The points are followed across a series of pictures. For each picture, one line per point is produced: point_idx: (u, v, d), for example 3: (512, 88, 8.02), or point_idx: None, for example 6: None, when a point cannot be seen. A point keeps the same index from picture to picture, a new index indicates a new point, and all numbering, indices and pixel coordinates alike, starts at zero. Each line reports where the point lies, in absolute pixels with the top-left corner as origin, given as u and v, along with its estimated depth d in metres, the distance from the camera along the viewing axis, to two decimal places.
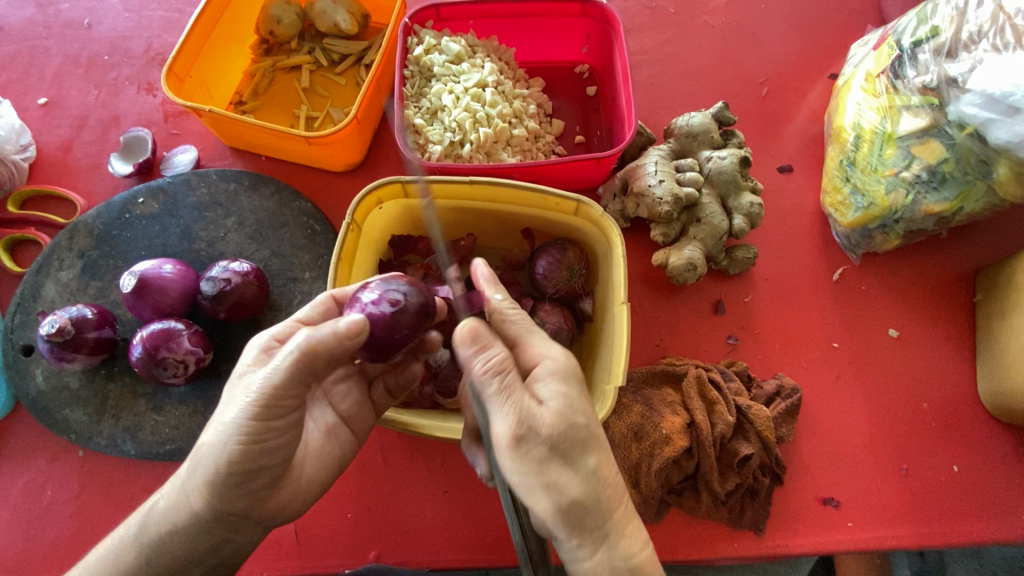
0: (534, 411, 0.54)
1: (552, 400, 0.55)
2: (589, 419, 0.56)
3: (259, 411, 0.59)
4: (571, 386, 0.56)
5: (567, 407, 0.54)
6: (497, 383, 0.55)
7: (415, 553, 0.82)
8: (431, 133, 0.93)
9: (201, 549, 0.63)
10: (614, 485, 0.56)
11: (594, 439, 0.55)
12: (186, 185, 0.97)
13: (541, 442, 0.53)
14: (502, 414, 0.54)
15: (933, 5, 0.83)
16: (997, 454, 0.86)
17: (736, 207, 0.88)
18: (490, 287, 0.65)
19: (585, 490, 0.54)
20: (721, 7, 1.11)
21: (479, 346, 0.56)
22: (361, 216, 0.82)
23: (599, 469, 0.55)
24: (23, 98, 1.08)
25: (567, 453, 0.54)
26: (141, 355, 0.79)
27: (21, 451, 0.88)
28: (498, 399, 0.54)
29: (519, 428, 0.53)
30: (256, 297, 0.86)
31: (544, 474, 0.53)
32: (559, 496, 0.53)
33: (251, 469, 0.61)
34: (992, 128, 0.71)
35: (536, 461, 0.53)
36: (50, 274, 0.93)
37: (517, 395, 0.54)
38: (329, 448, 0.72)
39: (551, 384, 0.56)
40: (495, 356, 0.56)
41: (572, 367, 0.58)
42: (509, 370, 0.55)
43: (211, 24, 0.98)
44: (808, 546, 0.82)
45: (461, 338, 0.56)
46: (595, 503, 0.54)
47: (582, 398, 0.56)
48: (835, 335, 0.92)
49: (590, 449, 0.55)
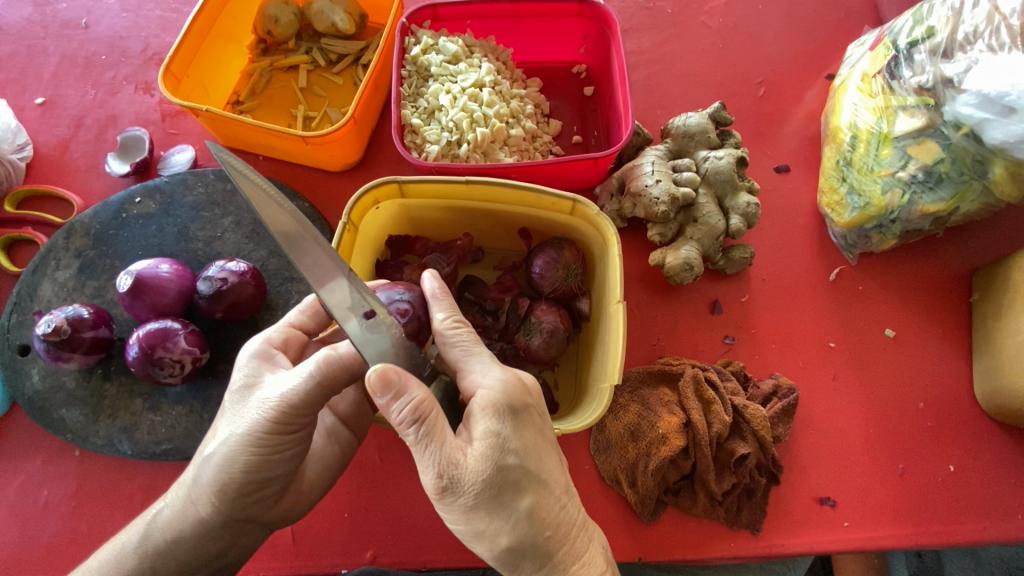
0: (458, 461, 0.52)
1: (479, 443, 0.53)
2: (523, 457, 0.54)
3: (275, 426, 0.59)
4: (503, 426, 0.54)
5: (494, 449, 0.53)
6: (415, 434, 0.53)
7: (412, 553, 0.82)
8: (428, 133, 0.92)
9: (210, 552, 0.64)
10: (554, 522, 0.56)
11: (528, 478, 0.54)
12: (183, 185, 0.97)
13: (467, 491, 0.52)
14: (424, 465, 0.53)
15: (929, 5, 0.83)
16: (993, 454, 0.86)
17: (733, 208, 0.88)
18: (436, 306, 0.64)
19: (517, 533, 0.54)
20: (719, 8, 1.11)
21: (393, 394, 0.51)
22: (358, 216, 0.82)
23: (534, 511, 0.54)
24: (20, 98, 1.08)
25: (497, 499, 0.53)
26: (137, 355, 0.79)
27: (18, 451, 0.88)
28: (418, 448, 0.53)
29: (441, 481, 0.52)
30: (253, 296, 0.86)
31: (474, 520, 0.54)
32: (492, 540, 0.54)
33: (263, 479, 0.62)
34: (988, 128, 0.71)
35: (465, 509, 0.53)
36: (47, 274, 0.93)
37: (439, 442, 0.53)
38: (331, 450, 0.72)
39: (480, 426, 0.54)
40: (408, 404, 0.52)
41: (505, 400, 0.55)
42: (426, 416, 0.52)
43: (209, 23, 0.98)
44: (804, 546, 0.82)
45: (371, 388, 0.51)
46: (531, 544, 0.55)
47: (517, 433, 0.54)
48: (832, 335, 0.92)
49: (524, 490, 0.54)
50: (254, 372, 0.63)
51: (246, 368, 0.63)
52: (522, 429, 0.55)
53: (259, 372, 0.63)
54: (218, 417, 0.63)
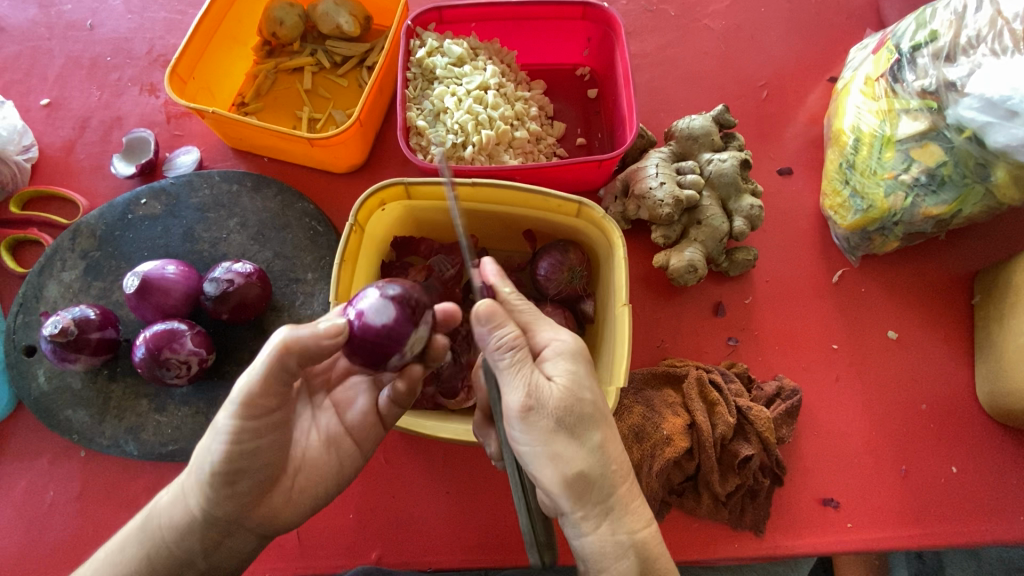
0: (544, 386, 0.56)
1: (562, 377, 0.57)
2: (596, 395, 0.58)
3: (240, 411, 0.60)
4: (580, 365, 0.59)
5: (575, 382, 0.57)
6: (510, 358, 0.57)
7: (417, 553, 0.83)
8: (433, 135, 0.93)
9: (191, 550, 0.62)
10: (619, 460, 0.58)
11: (600, 414, 0.58)
12: (189, 186, 0.98)
13: (552, 414, 0.55)
14: (513, 387, 0.56)
15: (932, 9, 0.83)
16: (995, 455, 0.87)
17: (736, 210, 0.89)
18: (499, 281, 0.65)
19: (589, 461, 0.56)
20: (722, 11, 1.12)
21: (492, 323, 0.57)
22: (364, 217, 0.83)
23: (604, 444, 0.57)
24: (25, 99, 1.08)
25: (573, 428, 0.56)
26: (144, 356, 0.79)
27: (23, 451, 0.88)
28: (510, 373, 0.57)
29: (530, 401, 0.55)
30: (259, 297, 0.86)
31: (554, 443, 0.56)
32: (565, 466, 0.56)
33: (237, 469, 0.61)
34: (991, 131, 0.72)
35: (545, 431, 0.56)
36: (52, 275, 0.93)
37: (528, 369, 0.57)
38: (328, 458, 0.71)
39: (560, 364, 0.59)
40: (508, 333, 0.58)
41: (580, 350, 0.60)
42: (521, 347, 0.58)
43: (214, 25, 0.98)
44: (808, 547, 0.82)
45: (477, 316, 0.57)
46: (600, 474, 0.57)
47: (591, 375, 0.59)
48: (835, 337, 0.92)
49: (597, 424, 0.58)
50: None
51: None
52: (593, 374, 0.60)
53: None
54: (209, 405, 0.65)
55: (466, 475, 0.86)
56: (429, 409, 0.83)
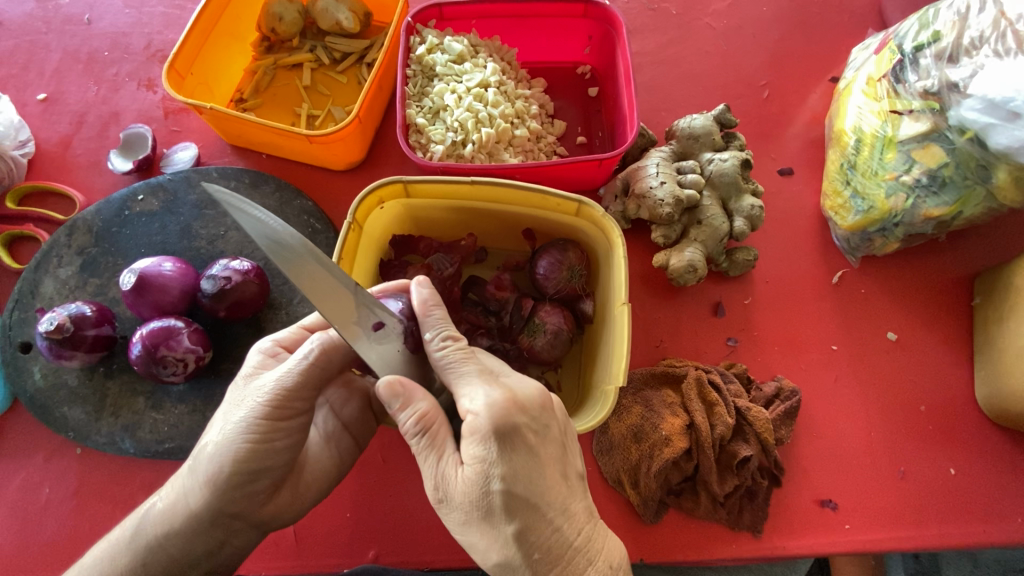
0: (452, 475, 0.54)
1: (468, 464, 0.53)
2: (509, 482, 0.52)
3: (271, 410, 0.60)
4: (487, 449, 0.52)
5: (478, 472, 0.52)
6: (418, 443, 0.56)
7: (415, 553, 0.82)
8: (432, 133, 0.92)
9: (199, 549, 0.62)
10: (546, 546, 0.54)
11: (517, 503, 0.53)
12: (186, 183, 0.97)
13: (458, 506, 0.54)
14: (425, 474, 0.56)
15: (934, 10, 0.83)
16: (993, 456, 0.87)
17: (737, 210, 0.88)
18: (422, 323, 0.61)
19: (506, 555, 0.54)
20: (724, 9, 1.11)
21: (398, 405, 0.55)
22: (362, 215, 0.82)
23: (523, 537, 0.53)
24: (22, 93, 1.07)
25: (485, 521, 0.53)
26: (140, 353, 0.79)
27: (19, 448, 0.88)
28: (421, 458, 0.56)
29: (437, 493, 0.55)
30: (257, 295, 0.86)
31: (468, 535, 0.55)
32: (484, 557, 0.55)
33: (256, 470, 0.61)
34: (993, 133, 0.71)
35: (458, 522, 0.55)
36: (49, 271, 0.92)
37: (437, 455, 0.55)
38: (330, 454, 0.72)
39: (468, 446, 0.53)
40: (413, 415, 0.56)
41: (489, 424, 0.52)
42: (431, 427, 0.56)
43: (213, 21, 0.97)
44: (805, 548, 0.82)
45: (382, 398, 0.56)
46: (520, 566, 0.54)
47: (503, 458, 0.52)
48: (834, 338, 0.92)
49: (511, 516, 0.53)
50: (257, 366, 0.64)
51: (253, 360, 0.65)
52: (511, 452, 0.53)
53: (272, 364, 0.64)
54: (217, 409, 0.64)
55: None
56: None
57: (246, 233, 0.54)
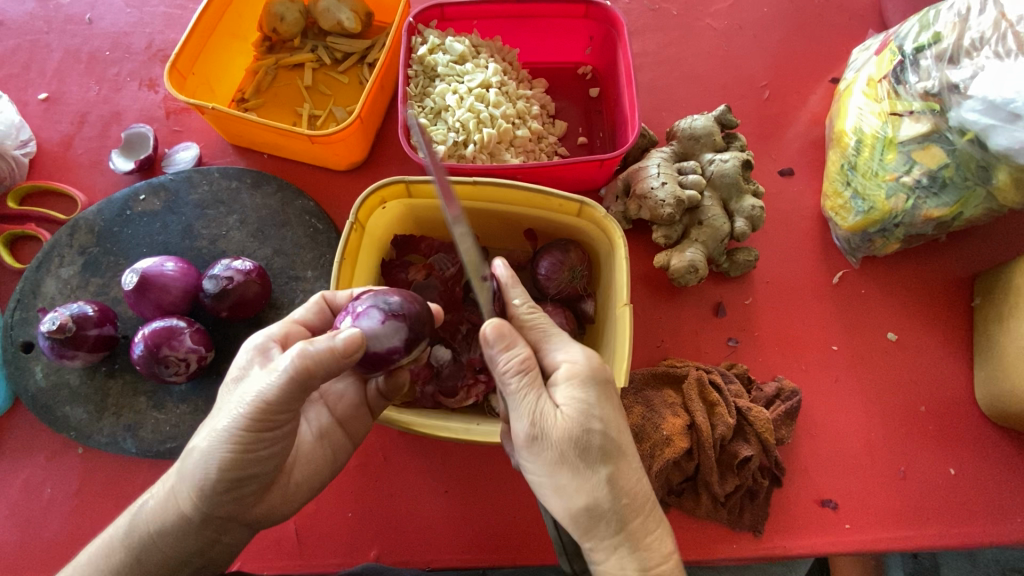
0: (550, 414, 0.55)
1: (570, 403, 0.55)
2: (607, 425, 0.55)
3: (253, 422, 0.58)
4: (589, 390, 0.56)
5: (581, 411, 0.55)
6: (517, 382, 0.56)
7: (416, 553, 0.82)
8: (434, 133, 0.92)
9: (189, 549, 0.63)
10: (633, 491, 0.55)
11: (612, 445, 0.55)
12: (188, 183, 0.97)
13: (555, 444, 0.54)
14: (519, 413, 0.55)
15: (935, 11, 0.83)
16: (992, 456, 0.87)
17: (737, 210, 0.88)
18: (511, 290, 0.63)
19: (595, 495, 0.54)
20: (724, 11, 1.12)
21: (501, 346, 0.56)
22: (364, 216, 0.82)
23: (614, 478, 0.54)
24: (23, 93, 1.07)
25: (582, 458, 0.54)
26: (142, 353, 0.79)
27: (20, 448, 0.88)
28: (516, 398, 0.56)
29: (534, 430, 0.54)
30: (259, 295, 0.86)
31: (559, 473, 0.54)
32: (569, 498, 0.55)
33: (243, 475, 0.61)
34: (993, 134, 0.71)
35: (550, 461, 0.55)
36: (50, 271, 0.92)
37: (536, 395, 0.55)
38: (323, 452, 0.72)
39: (569, 388, 0.56)
40: (517, 356, 0.56)
41: (591, 372, 0.57)
42: (531, 371, 0.56)
43: (214, 21, 0.97)
44: (806, 548, 0.83)
45: (486, 337, 0.56)
46: (607, 509, 0.54)
47: (602, 402, 0.56)
48: (834, 339, 0.92)
49: (606, 457, 0.54)
50: (245, 367, 0.63)
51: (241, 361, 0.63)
52: (607, 398, 0.57)
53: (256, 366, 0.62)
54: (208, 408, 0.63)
55: (465, 475, 0.86)
56: (429, 408, 0.82)
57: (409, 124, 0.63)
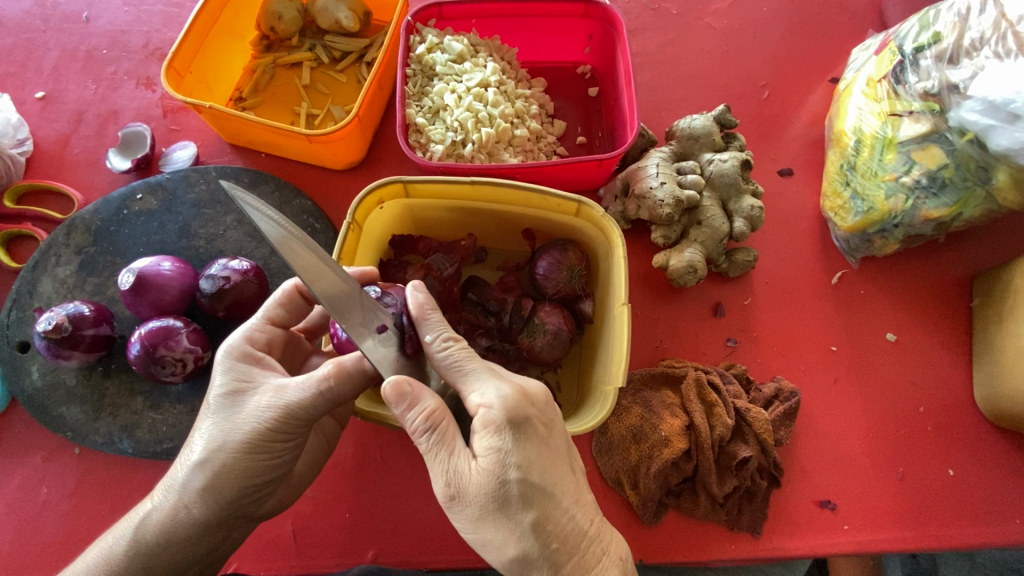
0: (464, 469, 0.53)
1: (483, 454, 0.53)
2: (526, 471, 0.53)
3: (277, 432, 0.60)
4: (503, 437, 0.53)
5: (495, 462, 0.52)
6: (427, 440, 0.55)
7: (413, 554, 0.82)
8: (432, 132, 0.92)
9: (202, 550, 0.63)
10: (564, 536, 0.54)
11: (533, 492, 0.53)
12: (185, 182, 0.97)
13: (472, 501, 0.53)
14: (434, 472, 0.54)
15: (935, 11, 0.83)
16: (992, 456, 0.87)
17: (737, 210, 0.88)
18: (423, 326, 0.60)
19: (523, 547, 0.53)
20: (724, 10, 1.11)
21: (406, 405, 0.54)
22: (361, 215, 0.82)
23: (540, 526, 0.53)
24: (20, 92, 1.07)
25: (501, 513, 0.53)
26: (139, 353, 0.79)
27: (17, 448, 0.87)
28: (431, 456, 0.55)
29: (449, 488, 0.53)
30: (256, 295, 0.85)
31: (482, 530, 0.53)
32: (499, 553, 0.54)
33: (260, 480, 0.62)
34: (992, 134, 0.71)
35: (471, 518, 0.54)
36: (47, 270, 0.92)
37: (449, 449, 0.54)
38: (318, 444, 0.76)
39: (481, 437, 0.53)
40: (421, 413, 0.54)
41: (505, 414, 0.53)
42: (438, 425, 0.55)
43: (212, 19, 0.97)
44: (804, 549, 0.82)
45: (387, 398, 0.54)
46: (538, 558, 0.53)
47: (518, 448, 0.53)
48: (833, 339, 0.92)
49: (527, 505, 0.53)
50: (243, 375, 0.61)
51: (231, 371, 0.61)
52: (526, 442, 0.54)
53: (251, 375, 0.62)
54: (200, 416, 0.61)
55: None
56: None
57: (262, 229, 0.54)
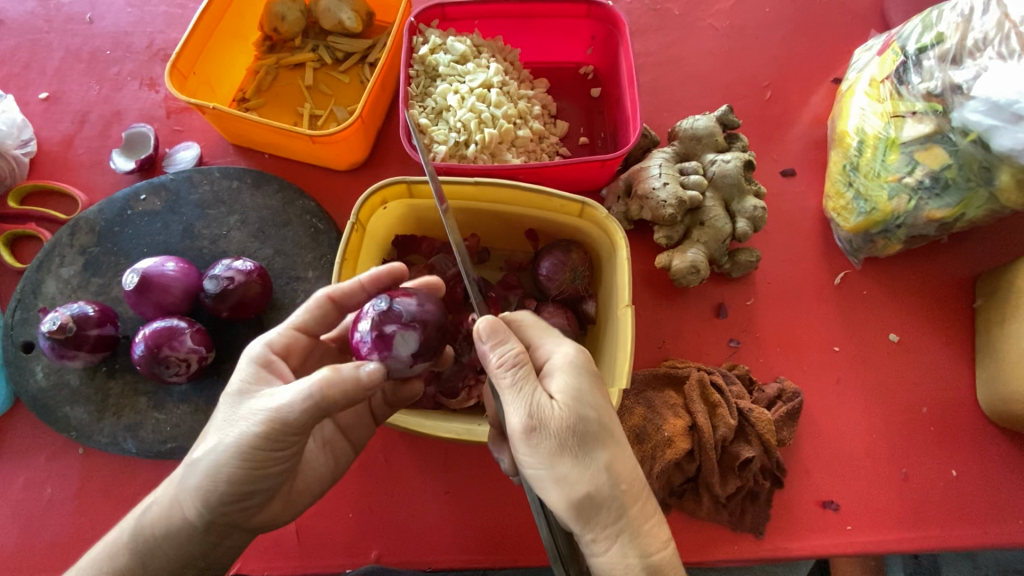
0: (546, 403, 0.55)
1: (564, 394, 0.56)
2: (601, 413, 0.57)
3: (265, 439, 0.57)
4: (584, 380, 0.57)
5: (577, 400, 0.55)
6: (511, 376, 0.56)
7: (417, 554, 0.82)
8: (436, 133, 0.93)
9: (191, 555, 0.61)
10: (630, 480, 0.56)
11: (606, 433, 0.56)
12: (188, 182, 0.97)
13: (553, 434, 0.54)
14: (515, 404, 0.55)
15: (938, 11, 0.83)
16: (994, 457, 0.87)
17: (739, 211, 0.88)
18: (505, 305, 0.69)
19: (597, 483, 0.54)
20: (726, 10, 1.11)
21: (493, 342, 0.57)
22: (365, 216, 0.82)
23: (613, 465, 0.55)
24: (24, 92, 1.07)
25: (579, 447, 0.55)
26: (143, 354, 0.79)
27: (21, 448, 0.88)
28: (511, 391, 0.55)
29: (531, 419, 0.54)
30: (259, 295, 0.86)
31: (559, 465, 0.54)
32: (571, 489, 0.54)
33: (250, 488, 0.60)
34: (996, 135, 0.72)
35: (549, 452, 0.54)
36: (51, 271, 0.92)
37: (530, 385, 0.55)
38: (325, 458, 0.72)
39: (563, 379, 0.57)
40: (510, 350, 0.57)
41: (582, 362, 0.58)
42: (523, 364, 0.56)
43: (215, 20, 0.97)
44: (806, 549, 0.82)
45: (480, 331, 0.57)
46: (608, 496, 0.55)
47: (594, 391, 0.57)
48: (836, 340, 0.92)
49: (602, 443, 0.56)
50: (252, 377, 0.61)
51: (246, 372, 0.62)
52: (599, 388, 0.58)
53: (264, 380, 0.61)
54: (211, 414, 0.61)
55: (466, 476, 0.86)
56: (430, 409, 0.81)
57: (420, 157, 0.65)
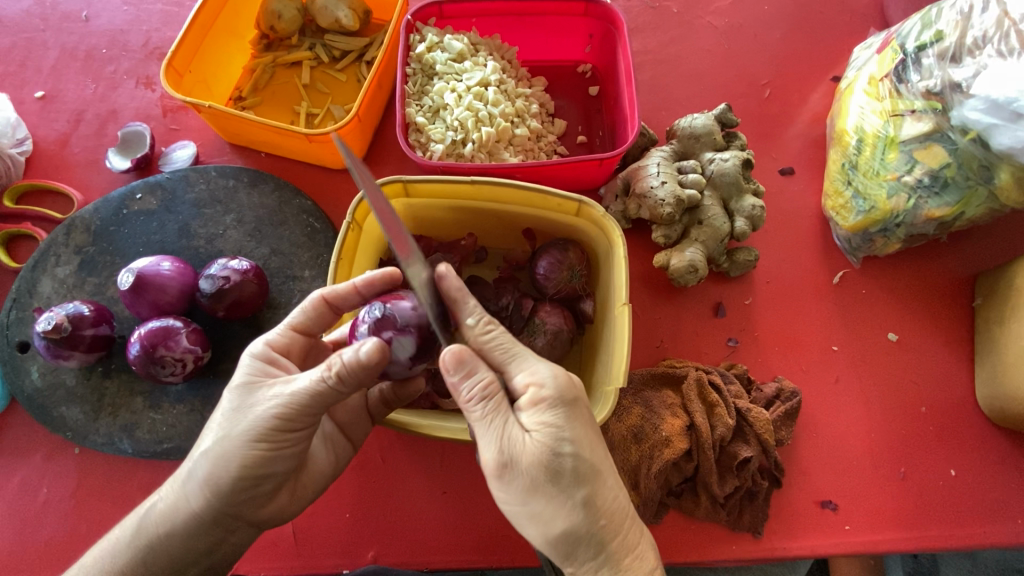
0: (517, 440, 0.54)
1: (537, 430, 0.54)
2: (578, 448, 0.54)
3: (280, 423, 0.58)
4: (558, 415, 0.54)
5: (550, 437, 0.53)
6: (481, 410, 0.55)
7: (414, 554, 0.82)
8: (432, 131, 0.92)
9: (198, 549, 0.61)
10: (610, 514, 0.55)
11: (585, 470, 0.54)
12: (185, 181, 0.97)
13: (524, 473, 0.53)
14: (487, 440, 0.54)
15: (937, 9, 0.82)
16: (994, 456, 0.87)
17: (737, 210, 0.88)
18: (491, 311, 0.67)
19: (573, 521, 0.53)
20: (725, 8, 1.11)
21: (461, 374, 0.55)
22: (361, 215, 0.82)
23: (591, 503, 0.54)
24: (19, 91, 1.06)
25: (554, 486, 0.53)
26: (139, 353, 0.78)
27: (17, 448, 0.87)
28: (482, 425, 0.55)
29: (501, 457, 0.53)
30: (256, 295, 0.85)
31: (532, 503, 0.53)
32: (546, 525, 0.54)
33: (259, 476, 0.60)
34: (995, 133, 0.71)
35: (522, 489, 0.53)
36: (46, 270, 0.92)
37: (501, 420, 0.54)
38: (326, 453, 0.71)
39: (537, 414, 0.55)
40: (478, 383, 0.55)
41: (558, 394, 0.55)
42: (493, 397, 0.55)
43: (211, 19, 0.97)
44: (804, 549, 0.82)
45: (445, 365, 0.55)
46: (586, 533, 0.54)
47: (570, 425, 0.54)
48: (834, 339, 0.92)
49: (580, 480, 0.53)
50: (258, 372, 0.61)
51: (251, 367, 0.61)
52: (576, 421, 0.55)
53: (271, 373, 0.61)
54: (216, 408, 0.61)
55: (464, 475, 0.86)
56: (426, 408, 0.81)
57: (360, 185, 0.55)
